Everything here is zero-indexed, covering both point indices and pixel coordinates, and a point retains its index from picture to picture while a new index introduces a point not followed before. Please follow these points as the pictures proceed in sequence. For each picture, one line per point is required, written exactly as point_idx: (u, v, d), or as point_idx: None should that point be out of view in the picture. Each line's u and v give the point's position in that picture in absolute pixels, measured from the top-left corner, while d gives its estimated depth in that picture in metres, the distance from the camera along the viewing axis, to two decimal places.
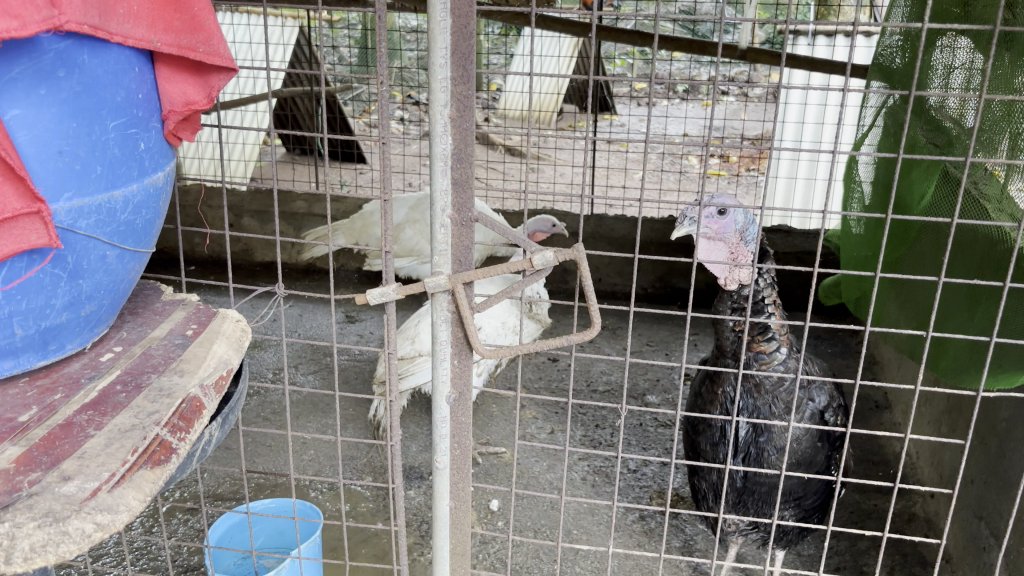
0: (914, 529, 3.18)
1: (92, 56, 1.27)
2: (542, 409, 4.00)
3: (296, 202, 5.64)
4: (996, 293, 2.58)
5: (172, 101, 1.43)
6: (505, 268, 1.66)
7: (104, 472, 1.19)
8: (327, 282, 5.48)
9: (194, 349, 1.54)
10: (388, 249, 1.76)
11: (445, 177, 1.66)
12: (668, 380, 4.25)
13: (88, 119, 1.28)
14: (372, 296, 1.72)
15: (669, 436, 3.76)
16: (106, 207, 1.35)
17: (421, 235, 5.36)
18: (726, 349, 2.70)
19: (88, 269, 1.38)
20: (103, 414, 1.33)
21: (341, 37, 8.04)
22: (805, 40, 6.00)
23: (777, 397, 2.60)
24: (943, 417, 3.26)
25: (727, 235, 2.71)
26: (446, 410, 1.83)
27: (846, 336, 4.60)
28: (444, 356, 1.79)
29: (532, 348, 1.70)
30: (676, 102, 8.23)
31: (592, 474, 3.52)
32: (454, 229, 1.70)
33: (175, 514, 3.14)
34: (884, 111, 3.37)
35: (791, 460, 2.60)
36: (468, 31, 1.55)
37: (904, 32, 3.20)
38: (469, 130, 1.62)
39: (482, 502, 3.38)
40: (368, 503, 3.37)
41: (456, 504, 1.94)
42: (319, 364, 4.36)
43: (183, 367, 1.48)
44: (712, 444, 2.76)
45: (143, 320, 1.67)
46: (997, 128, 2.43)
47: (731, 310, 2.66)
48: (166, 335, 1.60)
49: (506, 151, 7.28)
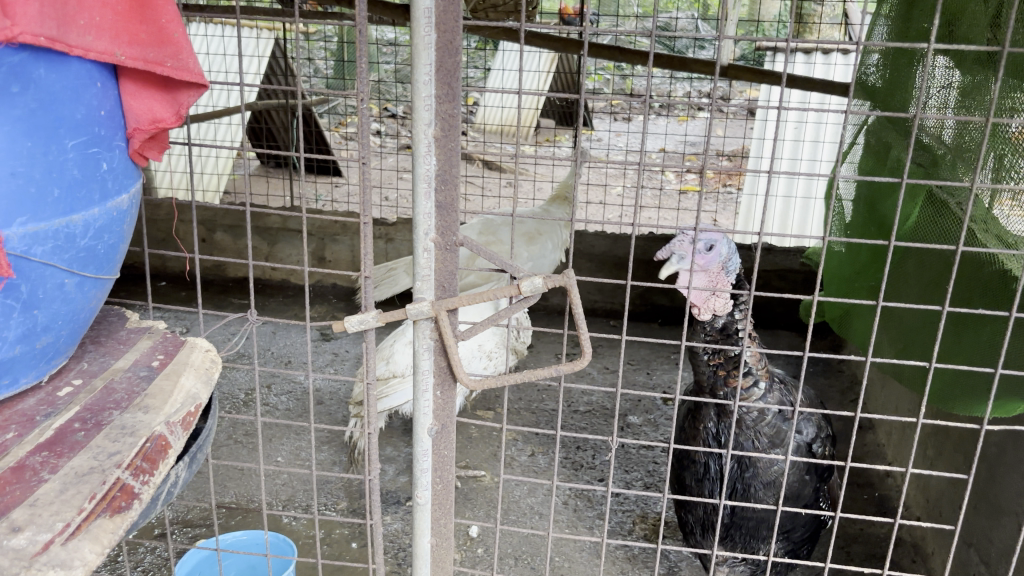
0: (901, 554, 3.14)
1: (50, 71, 1.19)
2: (522, 430, 3.93)
3: (269, 216, 5.55)
4: (987, 319, 2.54)
5: (138, 119, 1.34)
6: (491, 295, 1.58)
7: (58, 523, 1.10)
8: (303, 299, 5.38)
9: (159, 383, 1.44)
10: (367, 276, 1.67)
11: (428, 199, 1.58)
12: (650, 400, 4.19)
13: (44, 138, 1.19)
14: (350, 324, 1.63)
15: (652, 459, 3.70)
16: (64, 232, 1.25)
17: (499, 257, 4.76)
18: (703, 384, 2.61)
19: (45, 299, 1.28)
20: (59, 455, 1.24)
21: (317, 49, 7.96)
22: (783, 57, 6.05)
23: (759, 433, 2.52)
24: (929, 439, 3.22)
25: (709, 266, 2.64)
26: (428, 443, 1.73)
27: (827, 355, 4.58)
28: (426, 386, 1.70)
29: (521, 378, 1.61)
30: (653, 118, 8.21)
31: (575, 499, 3.46)
32: (438, 254, 1.62)
33: (142, 544, 3.02)
34: (865, 129, 3.42)
35: (777, 495, 2.52)
36: (454, 47, 1.49)
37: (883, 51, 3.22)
38: (454, 151, 1.55)
39: (462, 529, 3.29)
40: (342, 529, 3.29)
41: (438, 541, 1.84)
42: (292, 385, 4.26)
43: (148, 403, 1.38)
44: (697, 480, 2.68)
45: (106, 349, 1.54)
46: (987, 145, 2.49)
47: (704, 342, 2.60)
48: (130, 366, 1.49)
49: (483, 166, 7.25)
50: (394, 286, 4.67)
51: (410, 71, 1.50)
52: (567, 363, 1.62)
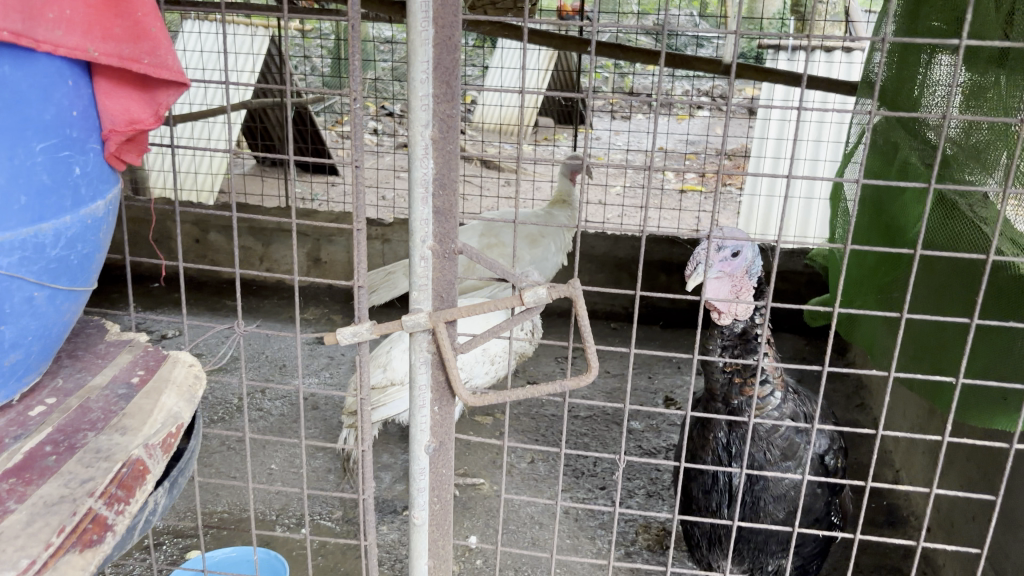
0: (912, 566, 3.05)
1: (14, 68, 1.10)
2: (521, 436, 3.84)
3: (264, 216, 5.46)
4: (999, 328, 2.46)
5: (114, 120, 1.24)
6: (492, 306, 1.50)
7: (23, 560, 1.01)
8: (299, 300, 5.28)
9: (138, 402, 1.35)
10: (361, 285, 1.59)
11: (425, 205, 1.49)
12: (652, 405, 4.10)
13: (8, 140, 1.11)
14: (343, 336, 1.54)
15: (655, 466, 3.62)
16: (32, 242, 1.17)
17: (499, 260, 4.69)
18: (716, 393, 2.52)
19: (12, 314, 1.19)
20: (27, 483, 1.15)
21: (313, 46, 7.87)
22: (785, 55, 5.96)
23: (771, 445, 2.43)
24: (939, 447, 3.13)
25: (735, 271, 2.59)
26: (425, 460, 1.65)
27: (832, 359, 4.49)
28: (423, 402, 1.61)
29: (523, 394, 1.53)
30: (652, 117, 8.11)
31: (576, 507, 3.37)
32: (435, 262, 1.54)
33: (130, 556, 2.93)
34: (871, 129, 3.42)
35: (789, 508, 2.44)
36: (452, 43, 1.40)
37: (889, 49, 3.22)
38: (453, 154, 1.46)
39: (460, 539, 3.20)
40: (337, 539, 3.20)
41: (436, 563, 1.75)
42: (287, 389, 4.17)
43: (125, 424, 1.29)
44: (704, 492, 2.60)
45: (82, 364, 1.45)
46: (995, 144, 2.42)
47: (721, 349, 2.51)
48: (108, 384, 1.40)
49: (481, 165, 7.17)
50: (394, 289, 4.59)
51: (406, 68, 1.41)
52: (572, 378, 1.53)
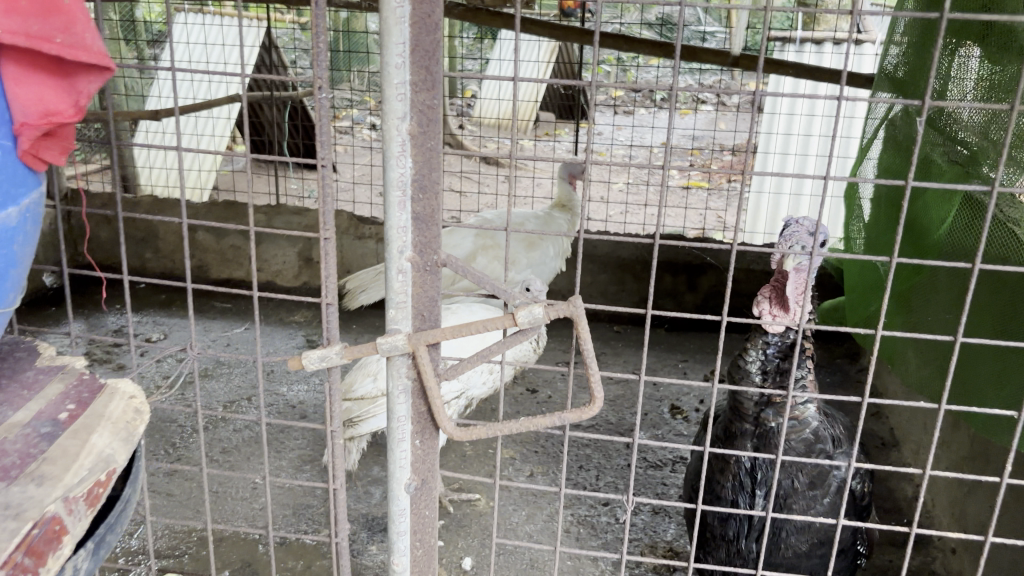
0: None
1: None
2: (519, 447, 3.64)
3: (253, 214, 5.27)
4: None
5: (26, 110, 1.16)
6: (482, 326, 1.31)
7: None
8: (289, 302, 5.08)
9: (63, 443, 1.15)
10: (332, 302, 1.41)
11: (403, 210, 1.31)
12: (658, 414, 3.91)
13: None
14: (310, 361, 1.36)
15: (660, 480, 3.42)
16: None
17: (495, 262, 4.50)
18: (745, 412, 2.31)
19: None
20: None
21: (307, 40, 7.67)
22: (793, 47, 5.75)
23: (800, 471, 2.24)
24: (965, 463, 2.93)
25: (800, 271, 2.19)
26: (405, 501, 1.46)
27: (845, 364, 4.29)
28: (403, 436, 1.42)
29: (515, 428, 1.35)
30: (653, 111, 7.93)
31: (577, 525, 3.17)
32: (415, 276, 1.35)
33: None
34: (885, 124, 3.29)
35: (812, 541, 2.25)
36: (432, 21, 1.23)
37: (906, 41, 3.09)
38: (434, 151, 1.29)
39: (453, 560, 3.00)
40: (323, 560, 3.01)
41: None
42: (275, 397, 3.98)
43: (43, 473, 1.09)
44: (720, 520, 2.40)
45: (4, 397, 1.25)
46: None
47: (760, 369, 2.26)
48: (31, 421, 1.20)
49: (480, 160, 6.95)
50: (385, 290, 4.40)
51: (378, 51, 1.23)
52: (574, 411, 1.36)
